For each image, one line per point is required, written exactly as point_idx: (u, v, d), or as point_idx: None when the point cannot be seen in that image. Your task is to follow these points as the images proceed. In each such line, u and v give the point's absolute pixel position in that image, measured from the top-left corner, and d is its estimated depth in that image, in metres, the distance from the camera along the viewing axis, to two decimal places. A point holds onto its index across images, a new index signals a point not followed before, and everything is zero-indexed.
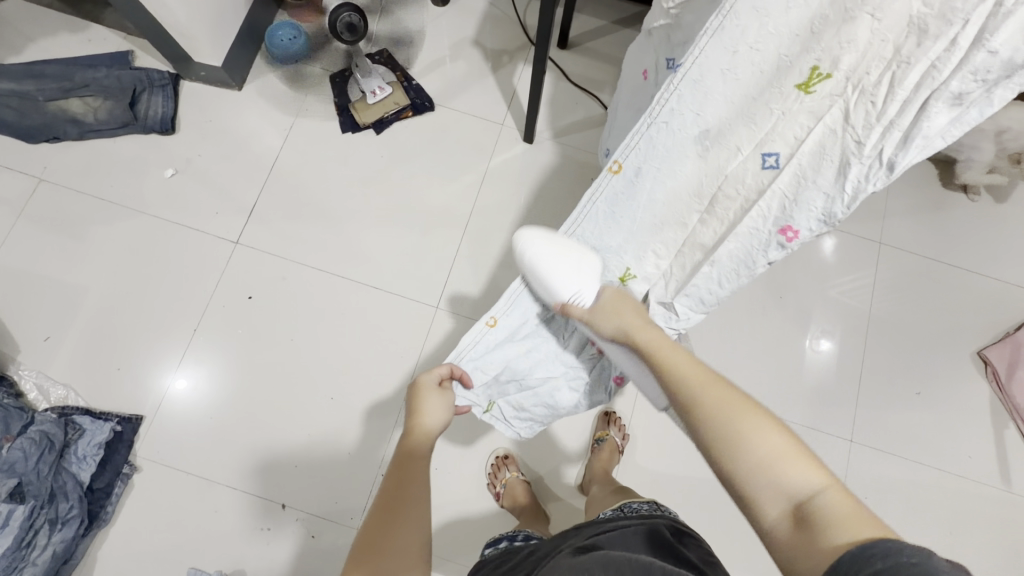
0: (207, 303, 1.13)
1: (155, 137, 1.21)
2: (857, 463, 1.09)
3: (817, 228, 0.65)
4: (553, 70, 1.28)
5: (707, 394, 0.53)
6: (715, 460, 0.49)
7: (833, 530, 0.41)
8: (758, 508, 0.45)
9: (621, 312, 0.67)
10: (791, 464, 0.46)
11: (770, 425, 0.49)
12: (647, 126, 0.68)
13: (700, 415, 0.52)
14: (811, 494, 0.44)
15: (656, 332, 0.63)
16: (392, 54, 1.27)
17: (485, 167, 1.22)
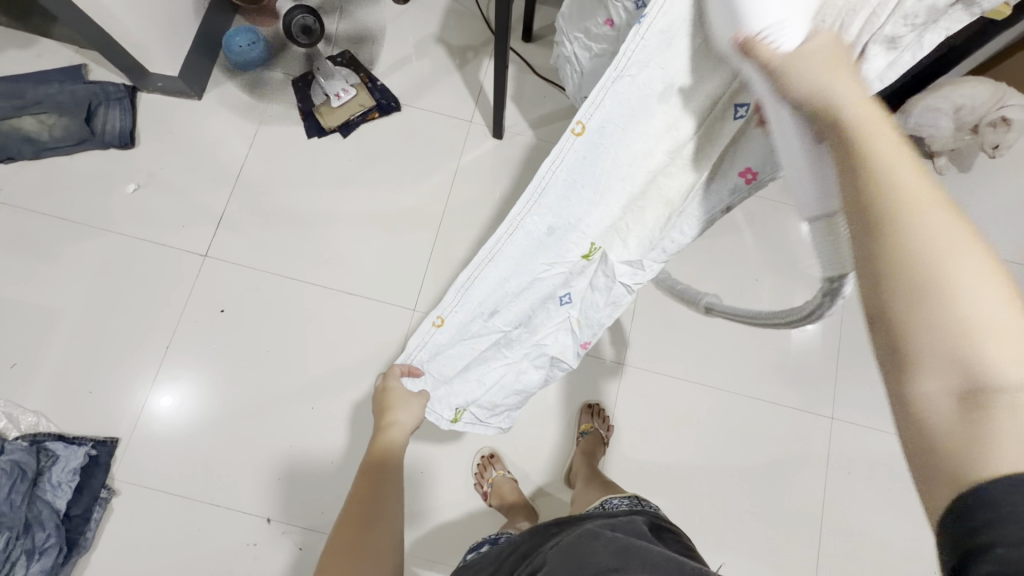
0: (179, 318, 1.11)
1: (115, 152, 1.18)
2: (839, 439, 1.11)
3: (777, 168, 0.60)
4: (519, 64, 1.27)
5: (907, 189, 0.32)
6: (874, 283, 0.33)
7: (1010, 439, 0.27)
8: (912, 372, 0.31)
9: (838, 70, 0.39)
10: (1003, 340, 0.29)
11: (993, 279, 0.30)
12: (613, 80, 0.50)
13: (891, 233, 0.32)
14: (1004, 386, 0.28)
15: (873, 113, 0.36)
16: (354, 55, 1.25)
17: (456, 165, 1.21)
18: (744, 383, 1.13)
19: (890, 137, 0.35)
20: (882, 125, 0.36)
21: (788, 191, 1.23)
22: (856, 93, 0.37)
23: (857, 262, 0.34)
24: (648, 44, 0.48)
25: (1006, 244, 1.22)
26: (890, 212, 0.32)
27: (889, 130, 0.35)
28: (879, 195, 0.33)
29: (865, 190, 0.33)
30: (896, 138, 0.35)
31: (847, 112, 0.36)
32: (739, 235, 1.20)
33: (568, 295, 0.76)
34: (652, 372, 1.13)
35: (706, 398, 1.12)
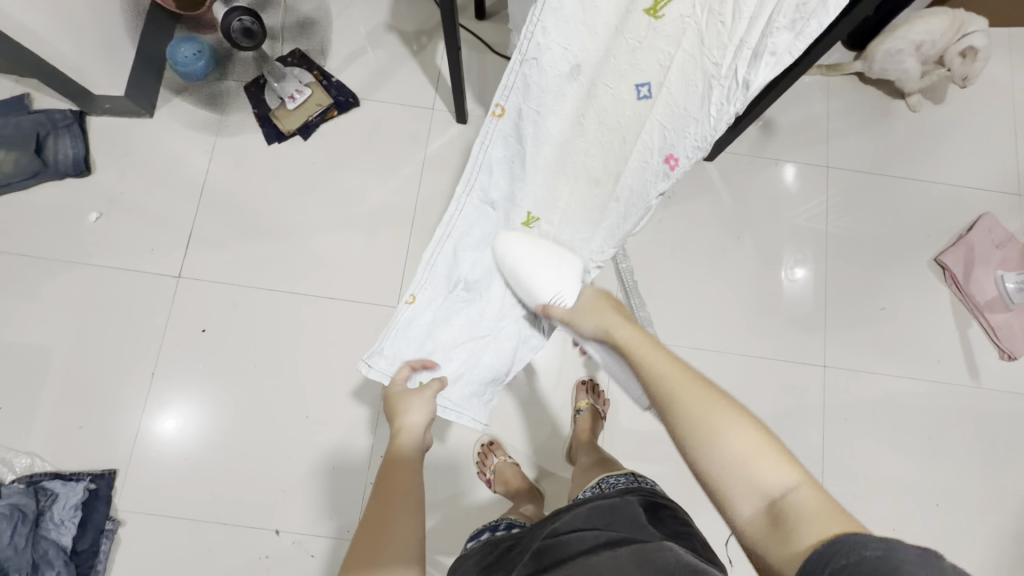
0: (161, 344, 1.10)
1: (72, 182, 1.15)
2: (833, 387, 1.11)
3: (695, 154, 0.61)
4: (475, 44, 1.23)
5: (677, 386, 0.55)
6: (681, 440, 0.52)
7: (803, 525, 0.42)
8: (730, 504, 0.48)
9: (604, 313, 0.71)
10: (762, 461, 0.47)
11: (743, 420, 0.50)
12: (521, 64, 0.61)
13: (679, 417, 0.53)
14: (782, 492, 0.46)
15: (631, 330, 0.66)
16: (304, 53, 1.21)
17: (423, 156, 1.18)
18: (734, 342, 1.13)
19: (662, 361, 0.59)
20: (636, 332, 0.65)
21: (761, 145, 1.22)
22: (616, 318, 0.69)
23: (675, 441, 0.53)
24: (550, 25, 0.57)
25: (983, 173, 1.21)
26: (676, 406, 0.54)
27: (655, 351, 0.61)
28: (662, 385, 0.56)
29: (659, 394, 0.56)
30: (661, 356, 0.59)
31: (621, 338, 0.66)
32: (715, 194, 1.19)
33: None
34: None
35: (699, 362, 1.12)
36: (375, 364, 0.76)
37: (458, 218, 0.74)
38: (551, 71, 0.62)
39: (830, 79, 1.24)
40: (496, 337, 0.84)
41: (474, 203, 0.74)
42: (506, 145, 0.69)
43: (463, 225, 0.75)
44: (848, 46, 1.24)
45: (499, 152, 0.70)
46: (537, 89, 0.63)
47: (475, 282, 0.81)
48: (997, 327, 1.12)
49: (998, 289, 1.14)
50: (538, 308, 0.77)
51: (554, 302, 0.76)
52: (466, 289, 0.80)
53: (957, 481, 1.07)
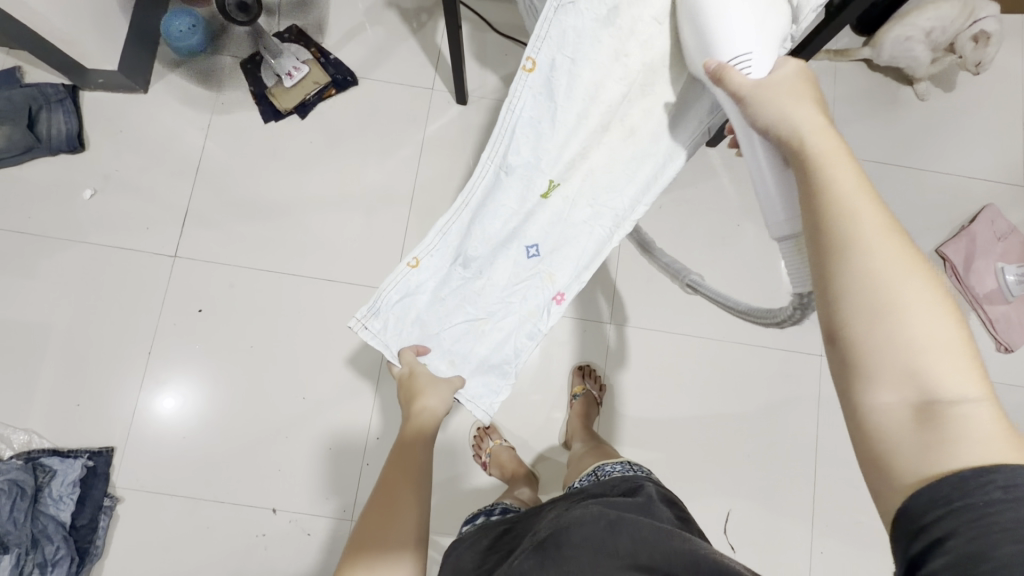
0: (158, 323, 1.09)
1: (66, 158, 1.13)
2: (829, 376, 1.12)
3: None
4: (476, 23, 1.20)
5: (866, 220, 0.42)
6: (832, 294, 0.41)
7: (966, 441, 0.35)
8: (869, 386, 0.38)
9: (798, 104, 0.52)
10: (947, 353, 0.37)
11: (936, 297, 0.39)
12: (555, 11, 0.63)
13: (858, 263, 0.40)
14: (956, 400, 0.36)
15: (830, 144, 0.47)
16: (302, 29, 1.18)
17: (422, 137, 1.16)
18: (732, 330, 1.13)
19: (849, 183, 0.44)
20: (832, 141, 0.48)
21: None
22: (819, 127, 0.49)
23: (823, 296, 0.42)
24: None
25: (989, 163, 1.20)
26: (857, 243, 0.41)
27: (848, 165, 0.45)
28: (844, 211, 0.42)
29: (833, 227, 0.42)
30: (851, 173, 0.45)
31: (815, 152, 0.47)
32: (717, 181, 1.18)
33: (536, 247, 0.77)
34: (640, 330, 1.13)
35: (696, 349, 1.12)
36: (370, 325, 0.73)
37: (478, 180, 0.71)
38: (587, 16, 0.64)
39: (839, 64, 1.22)
40: (494, 321, 0.78)
41: (495, 168, 0.71)
42: (535, 103, 0.69)
43: (484, 190, 0.71)
44: (857, 30, 1.21)
45: (527, 112, 0.69)
46: (574, 34, 0.65)
47: (475, 257, 0.75)
48: (996, 319, 1.12)
49: (998, 282, 1.13)
50: (707, 67, 0.59)
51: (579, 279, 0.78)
52: (464, 265, 0.74)
53: None
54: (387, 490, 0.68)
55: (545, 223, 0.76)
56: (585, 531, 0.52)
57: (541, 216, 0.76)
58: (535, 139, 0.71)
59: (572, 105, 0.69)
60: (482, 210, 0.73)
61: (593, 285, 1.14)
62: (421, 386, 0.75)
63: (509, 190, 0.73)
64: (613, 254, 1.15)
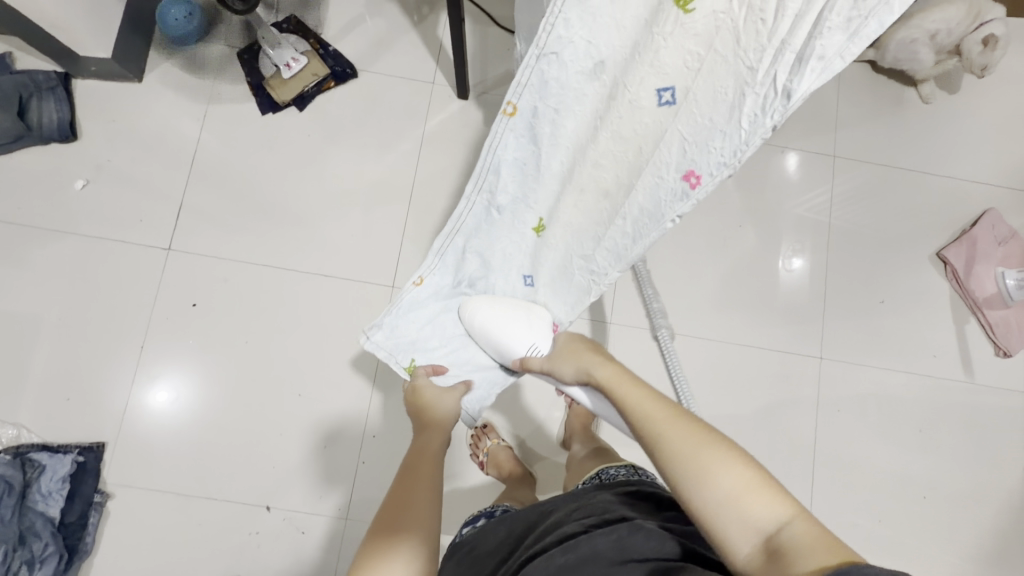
0: (151, 317, 1.07)
1: (57, 147, 1.11)
2: (828, 378, 1.11)
3: (721, 172, 0.55)
4: (479, 16, 1.18)
5: (667, 433, 0.53)
6: (676, 486, 0.49)
7: (799, 554, 0.41)
8: (727, 547, 0.45)
9: (580, 355, 0.70)
10: (758, 498, 0.46)
11: (735, 456, 0.48)
12: (538, 59, 0.55)
13: (670, 461, 0.50)
14: (779, 526, 0.44)
15: (615, 372, 0.63)
16: (301, 20, 1.16)
17: (422, 131, 1.15)
18: (732, 331, 1.12)
19: (648, 404, 0.56)
20: (623, 376, 0.63)
21: (768, 132, 1.19)
22: (597, 359, 0.67)
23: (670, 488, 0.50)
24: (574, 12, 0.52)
25: (991, 167, 1.20)
26: (671, 451, 0.51)
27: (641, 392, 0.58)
28: (651, 433, 0.54)
29: (644, 434, 0.54)
30: (645, 398, 0.57)
31: (606, 383, 0.63)
32: (720, 181, 1.17)
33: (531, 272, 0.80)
34: (640, 330, 1.12)
35: (696, 350, 1.12)
36: (374, 336, 0.78)
37: (464, 218, 0.71)
38: (569, 65, 0.56)
39: (843, 65, 1.21)
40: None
41: (483, 203, 0.70)
42: (518, 144, 0.64)
43: (472, 223, 0.72)
44: None
45: (510, 154, 0.65)
46: (555, 86, 0.58)
47: (478, 278, 0.80)
48: (995, 324, 1.12)
49: (998, 286, 1.13)
50: (514, 363, 0.79)
51: (531, 353, 0.77)
52: (469, 285, 0.80)
53: (944, 474, 1.08)
54: (405, 490, 0.65)
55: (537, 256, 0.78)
56: (608, 546, 0.50)
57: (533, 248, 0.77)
58: (521, 183, 0.69)
59: (554, 154, 0.65)
60: (473, 240, 0.74)
61: None
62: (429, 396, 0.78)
63: (499, 225, 0.73)
64: None
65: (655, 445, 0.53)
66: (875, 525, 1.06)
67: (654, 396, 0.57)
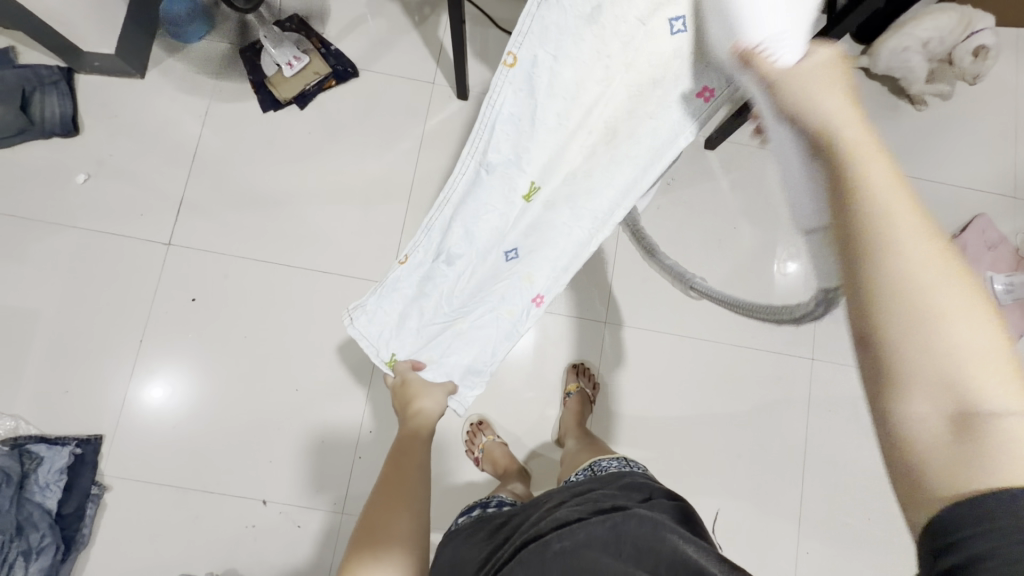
0: (150, 310, 1.08)
1: (59, 142, 1.11)
2: (819, 379, 1.13)
3: (730, 86, 0.67)
4: (479, 18, 1.20)
5: (905, 224, 0.35)
6: (869, 289, 0.35)
7: (1008, 455, 0.30)
8: (897, 397, 0.33)
9: (827, 87, 0.44)
10: (987, 365, 0.32)
11: (979, 302, 0.33)
12: (538, 6, 0.59)
13: (891, 266, 0.34)
14: (998, 412, 0.31)
15: (858, 129, 0.39)
16: (304, 18, 1.17)
17: (422, 131, 1.16)
18: (725, 332, 1.14)
19: (891, 184, 0.36)
20: (856, 122, 0.40)
21: None
22: (841, 99, 0.42)
23: (852, 288, 0.36)
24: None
25: (983, 174, 1.21)
26: (894, 249, 0.34)
27: (882, 157, 0.37)
28: (881, 215, 0.35)
29: (864, 218, 0.35)
30: (891, 173, 0.37)
31: (836, 134, 0.39)
32: (716, 184, 1.19)
33: (514, 249, 0.80)
34: (635, 329, 1.14)
35: (690, 350, 1.13)
36: (357, 320, 0.76)
37: (458, 183, 0.70)
38: (570, 12, 0.59)
39: None
40: (470, 318, 0.82)
41: (474, 166, 0.69)
42: (515, 100, 0.66)
43: (463, 188, 0.71)
44: (857, 38, 1.23)
45: (507, 109, 0.66)
46: (556, 33, 0.61)
47: (457, 254, 0.76)
48: None
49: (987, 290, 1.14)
50: (739, 45, 0.51)
51: (769, 47, 0.48)
52: (448, 262, 0.76)
53: None
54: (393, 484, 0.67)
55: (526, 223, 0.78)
56: (597, 535, 0.51)
57: (521, 216, 0.76)
58: (514, 141, 0.69)
59: (552, 103, 0.67)
60: (462, 209, 0.73)
61: (589, 283, 1.15)
62: (418, 391, 0.80)
63: (489, 191, 0.73)
64: (610, 253, 1.15)
65: (877, 235, 0.35)
66: (863, 524, 1.08)
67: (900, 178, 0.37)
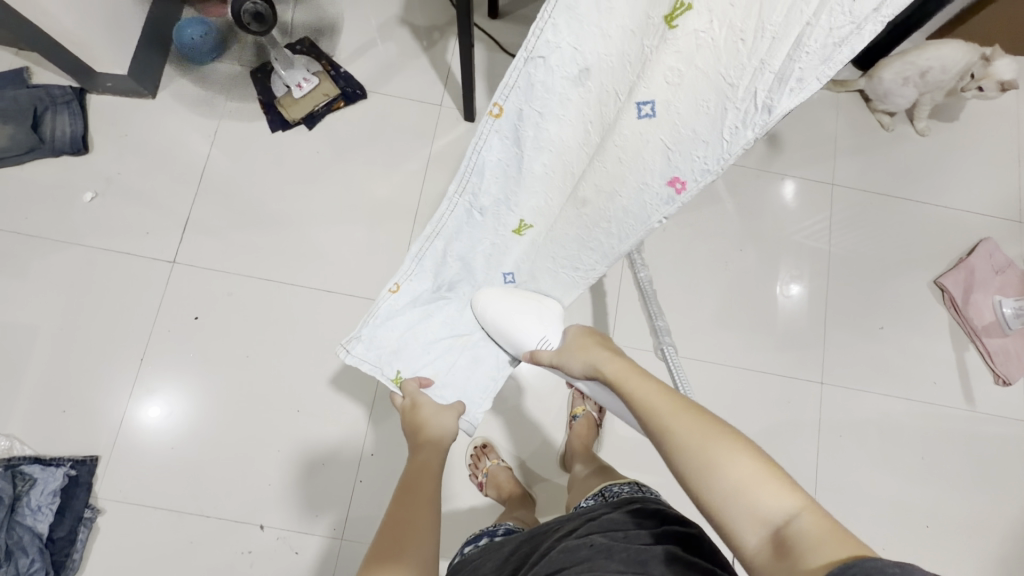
0: (152, 329, 1.07)
1: (68, 160, 1.12)
2: (830, 404, 1.11)
3: (704, 178, 0.61)
4: (487, 42, 1.22)
5: (672, 417, 0.54)
6: (676, 471, 0.50)
7: (808, 548, 0.40)
8: (735, 536, 0.45)
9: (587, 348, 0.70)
10: (767, 487, 0.45)
11: (741, 446, 0.48)
12: (526, 62, 0.58)
13: (676, 445, 0.51)
14: (787, 520, 0.42)
15: (619, 365, 0.64)
16: (314, 42, 1.19)
17: (429, 151, 1.17)
18: (732, 354, 1.12)
19: (654, 395, 0.57)
20: (619, 361, 0.65)
21: (768, 159, 1.22)
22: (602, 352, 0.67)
23: (669, 467, 0.52)
24: (558, 31, 0.55)
25: (988, 199, 1.22)
26: (668, 435, 0.52)
27: (641, 379, 0.60)
28: (655, 421, 0.54)
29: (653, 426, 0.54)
30: (644, 382, 0.59)
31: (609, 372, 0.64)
32: (721, 206, 1.19)
33: (513, 271, 0.84)
34: (641, 352, 1.12)
35: (697, 373, 1.11)
36: (353, 349, 0.77)
37: (447, 218, 0.72)
38: (557, 77, 0.59)
39: (840, 95, 1.25)
40: (473, 339, 0.84)
41: (465, 206, 0.71)
42: (502, 146, 0.66)
43: (453, 225, 0.73)
44: (857, 64, 1.25)
45: (495, 155, 0.67)
46: (542, 90, 0.60)
47: (457, 280, 0.81)
48: (994, 351, 1.13)
49: (996, 314, 1.14)
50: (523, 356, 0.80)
51: (541, 347, 0.79)
52: (449, 289, 0.82)
53: (947, 504, 1.07)
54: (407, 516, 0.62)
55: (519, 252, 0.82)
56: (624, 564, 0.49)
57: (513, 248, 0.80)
58: (502, 184, 0.70)
59: (539, 156, 0.67)
60: (453, 240, 0.75)
61: (595, 304, 1.14)
62: (425, 420, 0.76)
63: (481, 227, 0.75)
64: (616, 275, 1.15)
65: (658, 432, 0.54)
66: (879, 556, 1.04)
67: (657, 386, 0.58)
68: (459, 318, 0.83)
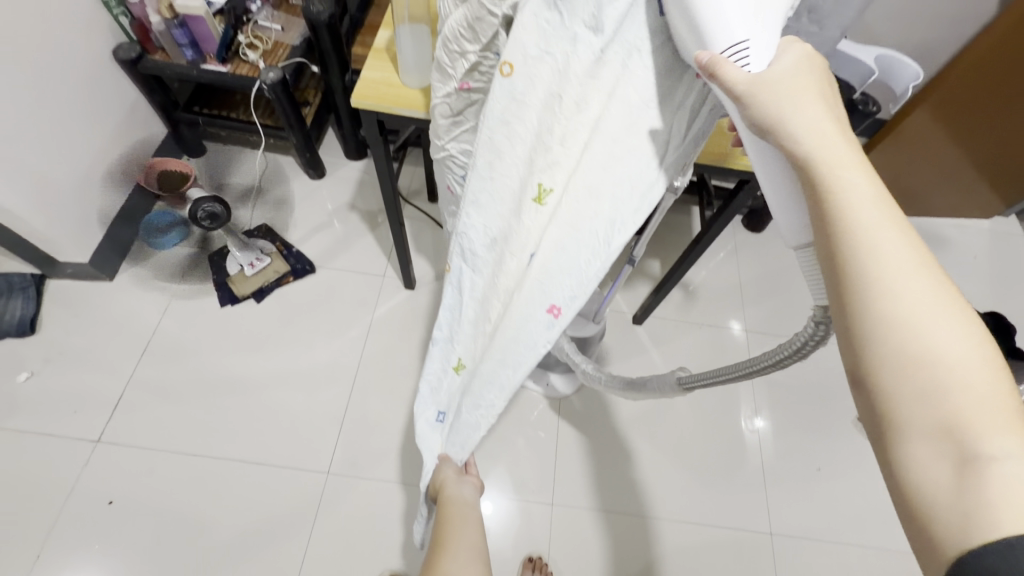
0: (58, 518, 0.99)
1: (12, 342, 1.15)
2: (783, 558, 1.06)
3: (577, 298, 0.61)
4: (426, 221, 1.38)
5: (885, 249, 0.36)
6: (848, 322, 0.37)
7: (1006, 504, 0.30)
8: (904, 431, 0.34)
9: (804, 105, 0.42)
10: (982, 406, 0.32)
11: (963, 327, 0.34)
12: (456, 235, 0.67)
13: (873, 287, 0.36)
14: (1000, 455, 0.31)
15: (828, 144, 0.40)
16: (270, 227, 1.33)
17: (371, 318, 1.25)
18: (676, 506, 1.09)
19: (875, 206, 0.38)
20: (831, 141, 0.40)
21: (684, 309, 1.34)
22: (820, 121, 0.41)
23: (845, 313, 0.37)
24: (471, 215, 0.64)
25: None
26: (879, 280, 0.36)
27: (861, 177, 0.39)
28: (864, 233, 0.37)
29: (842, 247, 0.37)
30: (870, 193, 0.38)
31: (810, 159, 0.40)
32: (646, 356, 1.27)
33: (444, 413, 0.80)
34: (583, 511, 1.08)
35: (641, 531, 1.07)
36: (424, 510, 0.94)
37: (431, 356, 0.77)
38: (478, 244, 0.66)
39: (740, 252, 1.43)
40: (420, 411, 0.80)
41: (436, 353, 0.77)
42: (449, 292, 0.72)
43: (432, 365, 0.78)
44: (748, 223, 1.45)
45: (445, 304, 0.73)
46: (472, 256, 0.68)
47: (422, 393, 0.79)
48: None
49: None
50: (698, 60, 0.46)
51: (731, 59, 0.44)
52: (428, 389, 0.79)
53: None
54: None
55: (450, 393, 0.78)
56: None
57: (452, 387, 0.77)
58: (450, 321, 0.74)
59: (472, 304, 0.71)
60: (432, 349, 0.77)
61: (535, 460, 1.12)
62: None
63: (427, 362, 0.78)
64: (554, 428, 1.16)
65: (871, 281, 0.36)
66: None
67: (874, 192, 0.38)
68: (430, 399, 0.80)
